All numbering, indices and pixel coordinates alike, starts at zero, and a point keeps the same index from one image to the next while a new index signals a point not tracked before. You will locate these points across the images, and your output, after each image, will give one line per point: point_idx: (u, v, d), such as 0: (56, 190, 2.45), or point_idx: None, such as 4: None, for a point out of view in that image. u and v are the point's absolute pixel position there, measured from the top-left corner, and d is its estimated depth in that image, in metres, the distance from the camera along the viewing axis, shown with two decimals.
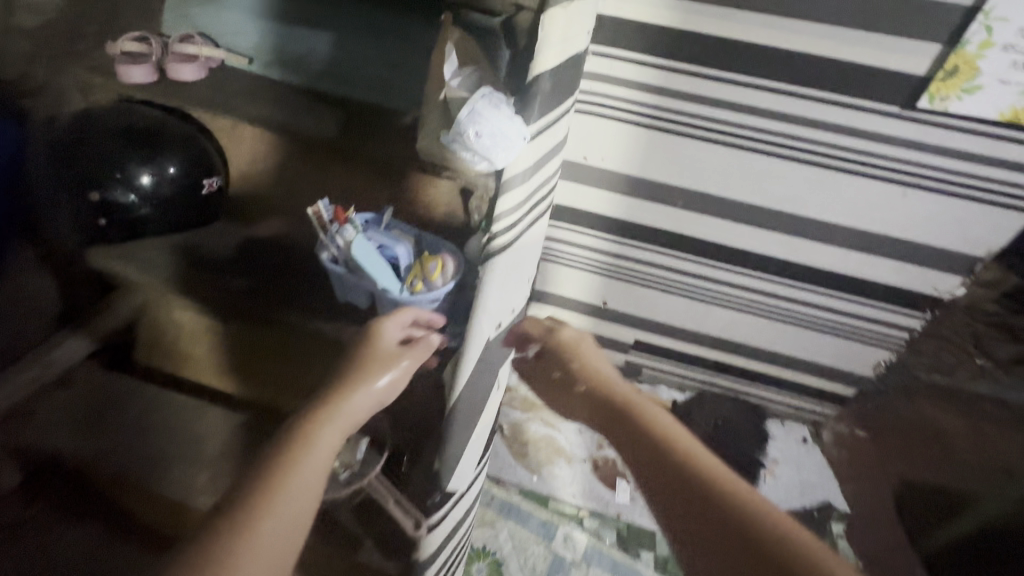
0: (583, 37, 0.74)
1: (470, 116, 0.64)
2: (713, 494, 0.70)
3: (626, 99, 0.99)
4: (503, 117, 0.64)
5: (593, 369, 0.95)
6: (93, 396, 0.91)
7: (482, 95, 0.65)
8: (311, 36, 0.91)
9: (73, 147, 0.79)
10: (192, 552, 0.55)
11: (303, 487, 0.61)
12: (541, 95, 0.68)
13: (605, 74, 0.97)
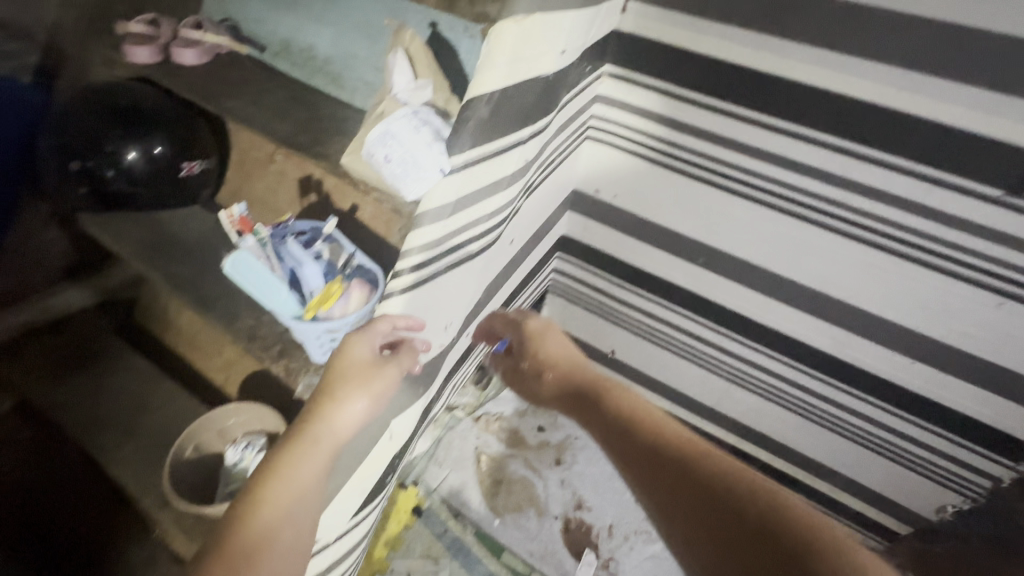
0: (550, 57, 0.61)
1: (380, 137, 0.58)
2: (683, 462, 0.55)
3: (640, 133, 0.81)
4: (419, 143, 0.57)
5: (560, 343, 0.79)
6: (77, 346, 0.98)
7: (407, 114, 0.59)
8: (314, 28, 0.87)
9: (69, 116, 0.81)
10: None
11: (286, 532, 0.54)
12: (473, 119, 0.56)
13: (619, 99, 0.80)
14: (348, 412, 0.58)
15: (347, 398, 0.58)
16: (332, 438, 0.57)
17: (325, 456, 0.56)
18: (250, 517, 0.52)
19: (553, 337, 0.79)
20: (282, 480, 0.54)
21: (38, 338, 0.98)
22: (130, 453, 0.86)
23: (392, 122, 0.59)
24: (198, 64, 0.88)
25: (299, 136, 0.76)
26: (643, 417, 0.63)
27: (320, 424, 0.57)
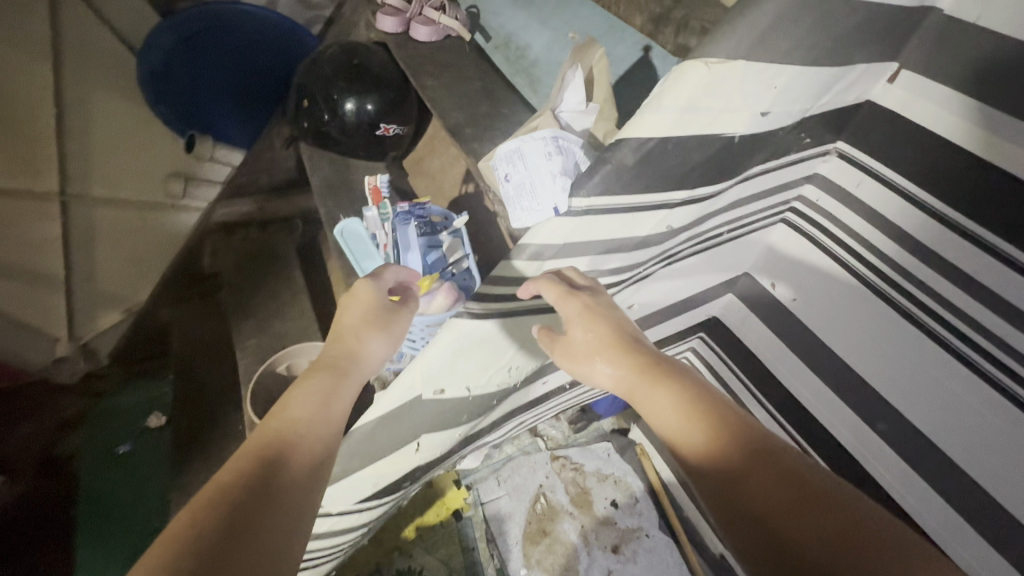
0: (746, 116, 0.48)
1: (510, 153, 0.56)
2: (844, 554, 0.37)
3: (857, 239, 0.60)
4: (544, 171, 0.53)
5: (601, 334, 0.52)
6: (262, 242, 1.20)
7: (546, 136, 0.54)
8: (537, 30, 0.88)
9: (316, 64, 0.96)
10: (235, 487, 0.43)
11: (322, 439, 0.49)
12: (615, 165, 0.47)
13: (843, 187, 0.59)
14: (367, 347, 0.57)
15: (364, 338, 0.56)
16: (355, 368, 0.55)
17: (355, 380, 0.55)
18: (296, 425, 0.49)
19: (587, 331, 0.52)
20: (309, 395, 0.51)
21: (247, 227, 1.24)
22: (251, 346, 1.01)
23: (527, 141, 0.55)
24: (426, 40, 0.94)
25: (467, 129, 0.77)
26: (715, 429, 0.45)
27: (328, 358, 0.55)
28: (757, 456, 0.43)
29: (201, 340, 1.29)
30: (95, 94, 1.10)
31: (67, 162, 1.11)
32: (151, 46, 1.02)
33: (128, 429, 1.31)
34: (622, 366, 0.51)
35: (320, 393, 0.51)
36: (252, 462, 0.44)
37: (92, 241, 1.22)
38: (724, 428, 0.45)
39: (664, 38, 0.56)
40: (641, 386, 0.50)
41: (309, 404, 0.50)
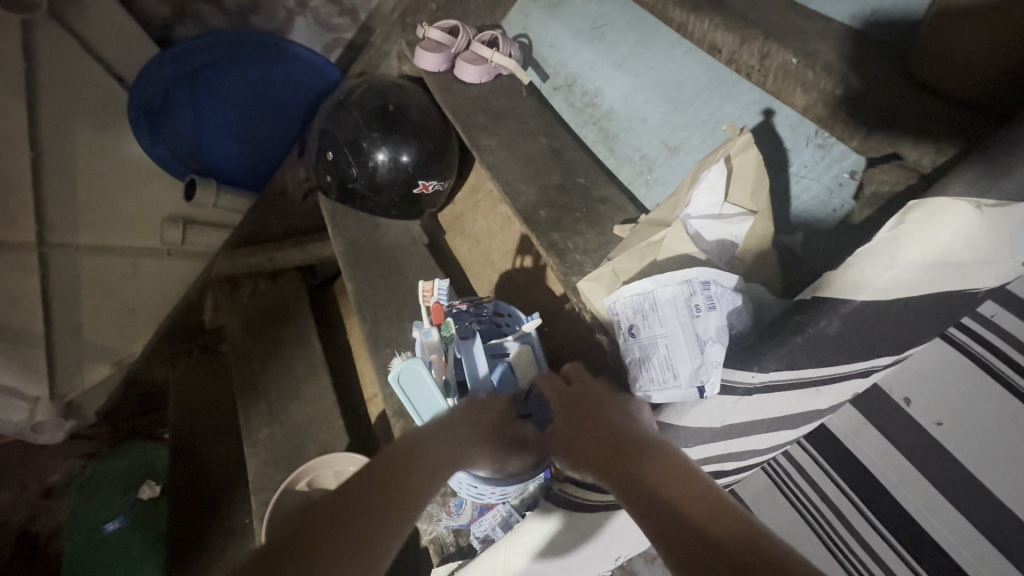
0: (1005, 268, 0.32)
1: (638, 299, 0.41)
2: None
3: None
4: (684, 334, 0.38)
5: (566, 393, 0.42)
6: (272, 303, 1.04)
7: (690, 279, 0.39)
8: (613, 74, 0.73)
9: (344, 107, 0.80)
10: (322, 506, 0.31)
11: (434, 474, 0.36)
12: (823, 330, 0.33)
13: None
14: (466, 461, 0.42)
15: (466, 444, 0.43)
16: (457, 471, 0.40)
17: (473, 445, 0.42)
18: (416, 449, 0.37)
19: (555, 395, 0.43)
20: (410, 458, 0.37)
21: (255, 280, 1.07)
22: (263, 441, 0.87)
23: (662, 286, 0.40)
24: (475, 83, 0.78)
25: (543, 209, 0.60)
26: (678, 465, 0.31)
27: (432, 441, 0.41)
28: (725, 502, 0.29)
29: (205, 409, 1.22)
30: (76, 129, 0.94)
31: (45, 207, 0.94)
32: (150, 77, 0.88)
33: (118, 502, 1.19)
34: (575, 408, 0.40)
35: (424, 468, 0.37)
36: (358, 494, 0.32)
37: (79, 294, 1.04)
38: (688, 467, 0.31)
39: (847, 129, 0.41)
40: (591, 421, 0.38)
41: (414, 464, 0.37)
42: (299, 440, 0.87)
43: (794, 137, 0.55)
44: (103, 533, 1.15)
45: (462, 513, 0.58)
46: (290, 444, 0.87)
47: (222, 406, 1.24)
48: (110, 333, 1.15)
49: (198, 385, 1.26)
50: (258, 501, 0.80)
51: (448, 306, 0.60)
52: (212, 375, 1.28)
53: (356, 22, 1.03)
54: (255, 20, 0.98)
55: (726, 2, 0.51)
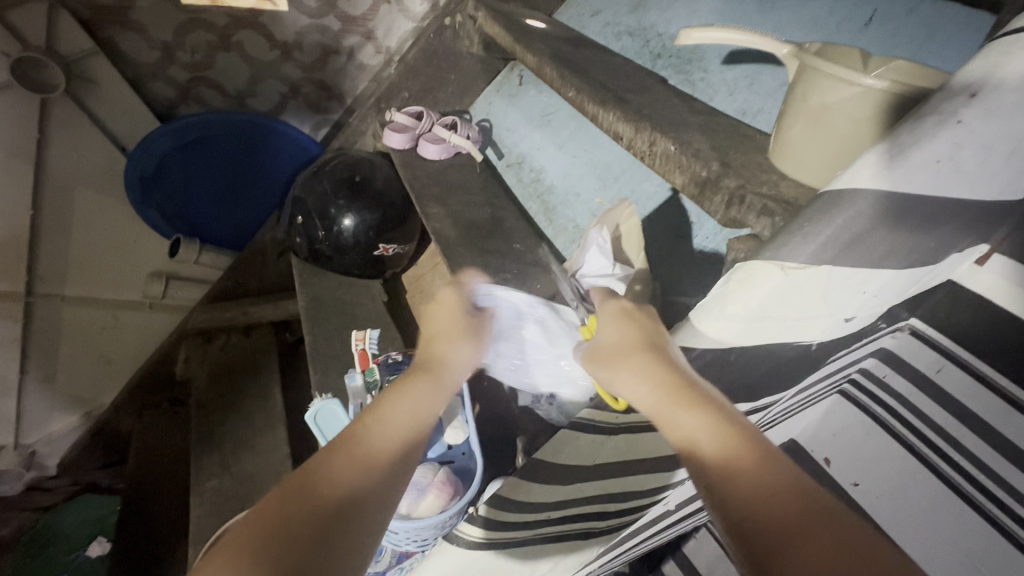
0: (827, 323, 0.37)
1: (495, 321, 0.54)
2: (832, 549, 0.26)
3: (929, 424, 0.38)
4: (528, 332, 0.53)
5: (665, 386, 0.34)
6: (242, 355, 1.11)
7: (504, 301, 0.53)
8: (553, 154, 0.83)
9: (316, 177, 0.89)
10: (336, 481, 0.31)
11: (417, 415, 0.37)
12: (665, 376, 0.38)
13: (918, 371, 0.39)
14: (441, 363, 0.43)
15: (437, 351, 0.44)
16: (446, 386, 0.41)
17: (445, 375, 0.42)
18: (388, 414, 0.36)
19: (650, 390, 0.34)
20: (405, 400, 0.37)
21: (229, 333, 1.14)
22: (210, 491, 0.90)
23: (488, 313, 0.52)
24: (435, 159, 0.89)
25: (475, 269, 0.68)
26: (786, 507, 0.27)
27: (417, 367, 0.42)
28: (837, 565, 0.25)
29: (164, 460, 1.22)
30: (79, 192, 1.06)
31: (36, 263, 1.06)
32: (149, 148, 0.99)
33: (64, 561, 1.20)
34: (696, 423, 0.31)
35: (424, 419, 0.37)
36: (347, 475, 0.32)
37: (55, 341, 1.15)
38: (797, 505, 0.27)
39: (712, 205, 0.47)
40: (703, 440, 0.31)
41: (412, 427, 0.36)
42: (246, 490, 0.90)
43: (696, 212, 0.62)
44: None
45: (380, 560, 0.60)
46: (235, 495, 0.89)
47: (181, 460, 1.24)
48: (84, 380, 1.23)
49: (161, 435, 1.27)
50: (195, 550, 0.81)
51: (383, 356, 0.65)
52: (177, 426, 1.29)
53: (343, 105, 1.15)
54: (250, 101, 1.10)
55: (626, 100, 0.60)
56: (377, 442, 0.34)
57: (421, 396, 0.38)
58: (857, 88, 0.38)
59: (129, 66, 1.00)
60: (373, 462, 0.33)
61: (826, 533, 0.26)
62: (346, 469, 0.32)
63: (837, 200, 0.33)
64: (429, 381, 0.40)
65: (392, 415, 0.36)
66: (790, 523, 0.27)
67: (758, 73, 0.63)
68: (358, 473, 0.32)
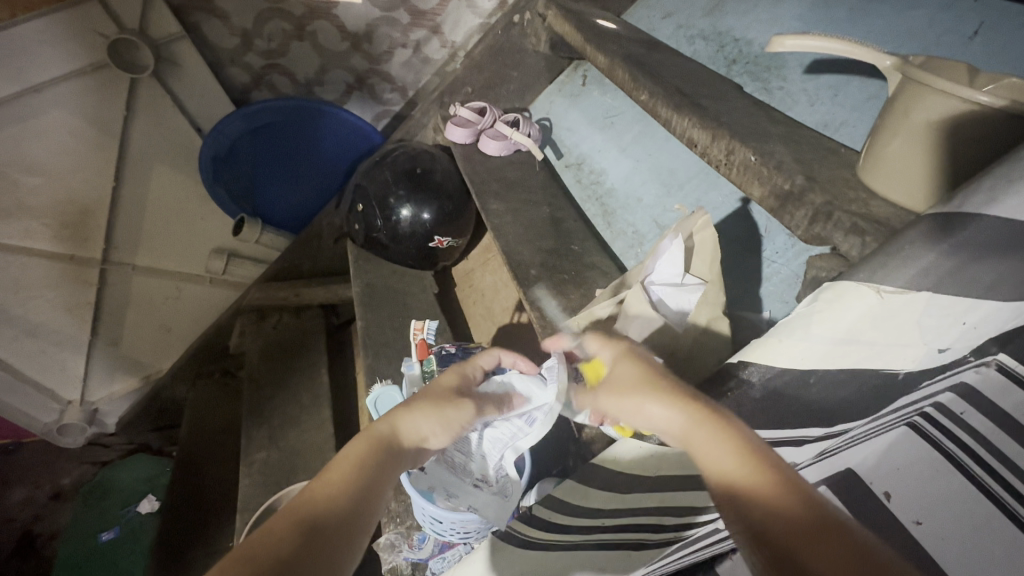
0: (919, 353, 0.35)
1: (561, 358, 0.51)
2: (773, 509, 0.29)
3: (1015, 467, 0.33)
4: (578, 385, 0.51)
5: (670, 397, 0.37)
6: (293, 334, 1.15)
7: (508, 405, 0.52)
8: (616, 157, 0.82)
9: (378, 167, 0.90)
10: (275, 538, 0.32)
11: (361, 475, 0.37)
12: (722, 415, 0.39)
13: (1002, 411, 0.35)
14: (413, 426, 0.42)
15: (415, 415, 0.42)
16: (409, 454, 0.41)
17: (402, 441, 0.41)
18: (332, 476, 0.37)
19: (654, 397, 0.38)
20: (358, 464, 0.38)
21: (283, 312, 1.19)
22: (258, 463, 0.94)
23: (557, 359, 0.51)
24: (495, 155, 0.89)
25: (533, 268, 0.68)
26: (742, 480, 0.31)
27: (381, 425, 0.41)
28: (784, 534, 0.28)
29: (214, 429, 1.28)
30: (156, 169, 1.12)
31: (113, 233, 1.14)
32: (223, 131, 1.04)
33: (116, 514, 1.30)
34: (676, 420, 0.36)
35: (371, 471, 0.38)
36: (285, 535, 0.32)
37: (123, 308, 1.23)
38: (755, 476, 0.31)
39: (794, 220, 0.46)
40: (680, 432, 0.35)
41: (356, 484, 0.36)
42: (291, 465, 0.93)
43: (769, 226, 0.60)
44: (97, 542, 1.26)
45: (424, 547, 0.61)
46: (282, 468, 0.93)
47: (230, 429, 1.30)
48: (146, 345, 1.31)
49: (213, 403, 1.33)
50: (242, 518, 0.85)
51: (438, 347, 0.67)
52: (228, 396, 1.35)
53: (405, 97, 1.17)
54: (318, 90, 1.13)
55: (703, 106, 0.59)
56: (320, 502, 0.35)
57: (377, 462, 0.39)
58: (969, 104, 0.36)
59: (210, 51, 1.05)
60: (320, 529, 0.33)
61: (771, 503, 0.29)
62: (292, 540, 0.32)
63: (949, 222, 0.32)
64: (383, 441, 0.40)
65: (337, 481, 0.36)
66: (751, 492, 0.30)
67: (844, 85, 0.60)
68: (302, 538, 0.32)
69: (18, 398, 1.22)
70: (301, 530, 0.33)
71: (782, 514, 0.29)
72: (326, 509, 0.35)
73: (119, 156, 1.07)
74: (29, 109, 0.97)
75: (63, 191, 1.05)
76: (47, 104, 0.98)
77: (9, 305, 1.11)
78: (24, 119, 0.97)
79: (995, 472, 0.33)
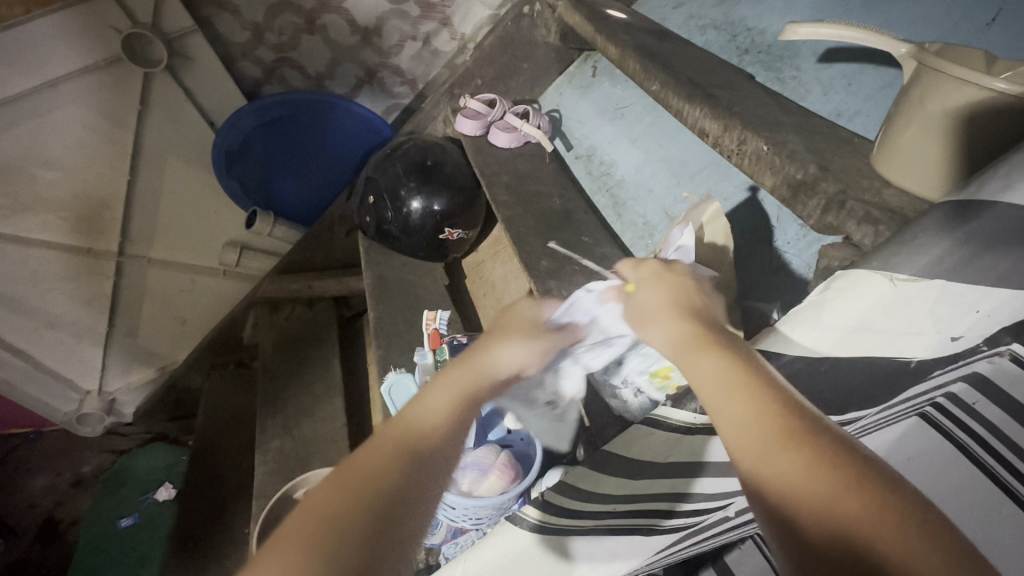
0: (933, 340, 0.35)
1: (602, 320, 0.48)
2: (788, 463, 0.26)
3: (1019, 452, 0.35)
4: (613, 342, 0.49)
5: (686, 325, 0.36)
6: (305, 326, 1.16)
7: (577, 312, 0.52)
8: (627, 148, 0.82)
9: (389, 159, 0.91)
10: (362, 470, 0.32)
11: (443, 409, 0.36)
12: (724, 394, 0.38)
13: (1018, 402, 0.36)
14: (499, 361, 0.42)
15: (502, 348, 0.43)
16: (502, 384, 0.43)
17: (484, 378, 0.40)
18: (417, 407, 0.36)
19: (669, 327, 0.37)
20: (449, 395, 0.37)
21: (295, 304, 1.21)
22: (273, 451, 0.96)
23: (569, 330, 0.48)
24: (505, 147, 0.89)
25: (544, 259, 0.69)
26: (756, 431, 0.28)
27: (471, 356, 0.41)
28: (793, 501, 0.25)
29: (228, 419, 1.30)
30: (170, 163, 1.13)
31: (129, 226, 1.16)
32: (235, 124, 1.05)
33: (135, 501, 1.34)
34: (697, 362, 0.33)
35: (462, 406, 0.37)
36: (372, 468, 0.32)
37: (139, 299, 1.25)
38: (772, 426, 0.28)
39: (806, 209, 0.46)
40: (702, 373, 0.32)
41: (453, 413, 0.36)
42: (306, 454, 0.95)
43: (781, 216, 0.60)
44: (116, 528, 1.29)
45: (437, 534, 0.62)
46: (296, 457, 0.95)
47: (244, 419, 1.32)
48: (162, 336, 1.34)
49: (227, 394, 1.36)
50: (258, 505, 0.87)
51: (450, 337, 0.68)
52: (243, 386, 1.37)
53: (415, 90, 1.18)
54: (328, 83, 1.14)
55: (714, 96, 0.59)
56: (414, 429, 0.35)
57: (474, 393, 0.39)
58: (985, 90, 0.36)
59: (222, 45, 1.06)
60: (421, 457, 0.33)
61: (789, 462, 0.26)
62: (389, 468, 0.32)
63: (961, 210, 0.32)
64: (463, 381, 0.39)
65: (442, 406, 0.36)
66: (756, 445, 0.27)
67: (858, 74, 0.60)
68: (394, 466, 0.32)
69: (39, 388, 1.25)
70: (393, 463, 0.32)
71: (793, 471, 0.26)
72: (422, 437, 0.34)
73: (134, 150, 1.09)
74: (48, 104, 0.98)
75: (80, 185, 1.07)
76: (64, 99, 0.99)
77: (29, 297, 1.13)
78: (42, 114, 0.98)
79: (1010, 464, 0.35)
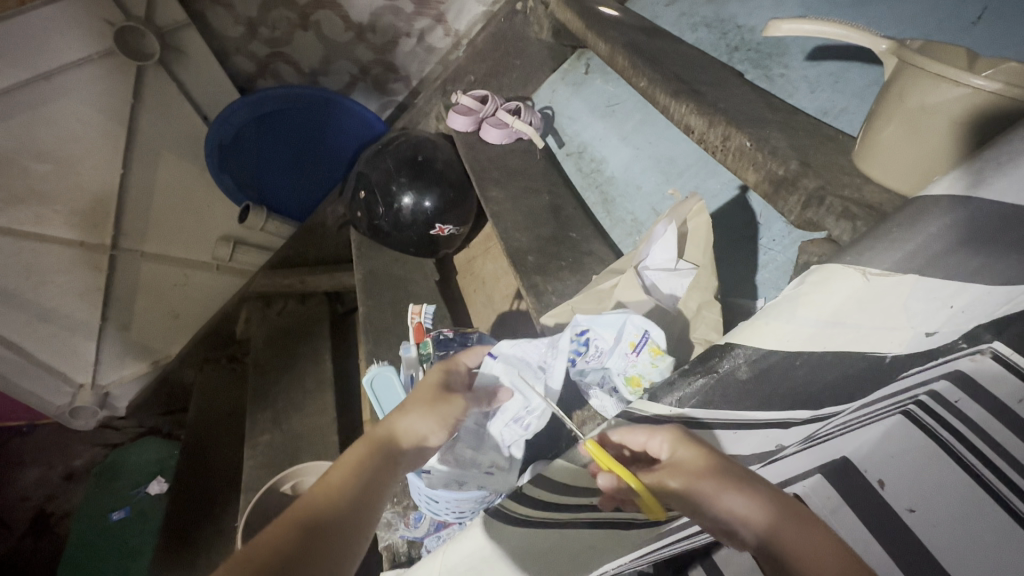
0: (906, 336, 0.36)
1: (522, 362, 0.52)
2: None
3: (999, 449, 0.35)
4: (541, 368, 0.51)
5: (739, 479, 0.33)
6: (297, 321, 1.17)
7: (498, 364, 0.51)
8: (617, 145, 0.82)
9: (380, 155, 0.91)
10: (277, 543, 0.33)
11: (351, 483, 0.37)
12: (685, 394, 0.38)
13: (994, 400, 0.37)
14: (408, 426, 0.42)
15: (408, 412, 0.43)
16: (407, 456, 0.41)
17: (390, 453, 0.40)
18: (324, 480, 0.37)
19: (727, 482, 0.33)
20: (354, 468, 0.38)
21: (287, 299, 1.21)
22: (263, 445, 0.96)
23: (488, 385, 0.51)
24: (496, 143, 0.89)
25: (530, 255, 0.69)
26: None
27: (377, 429, 0.42)
28: None
29: (219, 413, 1.31)
30: (163, 157, 1.13)
31: (122, 220, 1.16)
32: (229, 119, 1.05)
33: (127, 494, 1.34)
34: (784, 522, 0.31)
35: (367, 470, 0.39)
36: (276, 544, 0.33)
37: (133, 293, 1.26)
38: None
39: (786, 205, 0.46)
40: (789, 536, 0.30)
41: (354, 483, 0.37)
42: (295, 448, 0.96)
43: (765, 213, 0.61)
44: (108, 521, 1.30)
45: (419, 527, 0.63)
46: (285, 451, 0.95)
47: (237, 414, 1.32)
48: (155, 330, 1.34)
49: (220, 389, 1.36)
50: (247, 498, 0.88)
51: (436, 332, 0.68)
52: (235, 381, 1.38)
53: (409, 87, 1.18)
54: (323, 79, 1.14)
55: (700, 93, 0.59)
56: (317, 501, 0.35)
57: (372, 466, 0.39)
58: (962, 88, 0.36)
59: (215, 39, 1.06)
60: (318, 527, 0.34)
61: None
62: (288, 541, 0.33)
63: (934, 205, 0.32)
64: (375, 455, 0.40)
65: (337, 481, 0.37)
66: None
67: (845, 72, 0.60)
68: (292, 536, 0.33)
69: (32, 381, 1.25)
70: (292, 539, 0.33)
71: None
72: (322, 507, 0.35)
73: (128, 143, 1.09)
74: (41, 97, 0.98)
75: (73, 179, 1.07)
76: (56, 92, 0.99)
77: (23, 290, 1.13)
78: (35, 106, 0.98)
79: (990, 462, 0.35)
